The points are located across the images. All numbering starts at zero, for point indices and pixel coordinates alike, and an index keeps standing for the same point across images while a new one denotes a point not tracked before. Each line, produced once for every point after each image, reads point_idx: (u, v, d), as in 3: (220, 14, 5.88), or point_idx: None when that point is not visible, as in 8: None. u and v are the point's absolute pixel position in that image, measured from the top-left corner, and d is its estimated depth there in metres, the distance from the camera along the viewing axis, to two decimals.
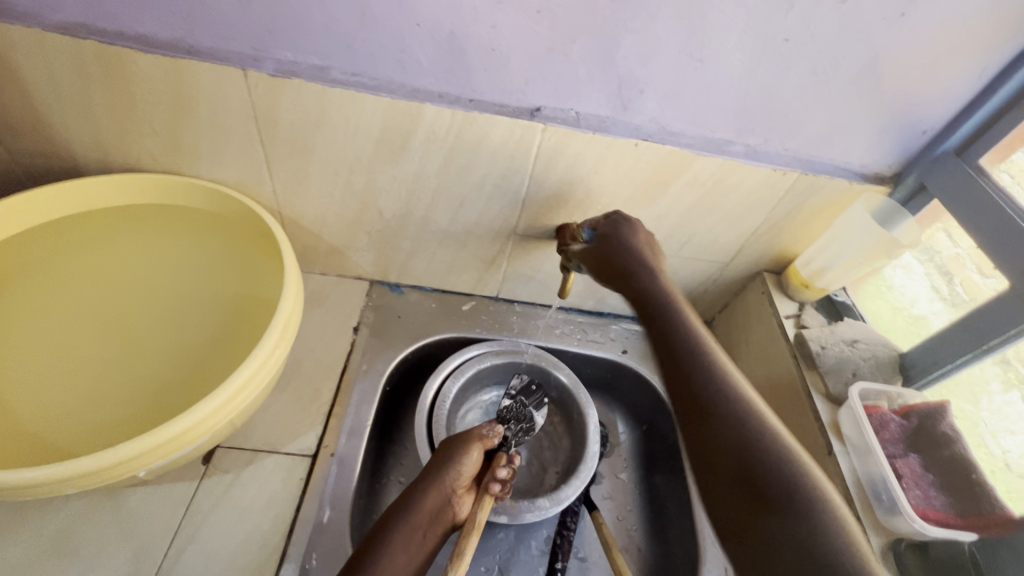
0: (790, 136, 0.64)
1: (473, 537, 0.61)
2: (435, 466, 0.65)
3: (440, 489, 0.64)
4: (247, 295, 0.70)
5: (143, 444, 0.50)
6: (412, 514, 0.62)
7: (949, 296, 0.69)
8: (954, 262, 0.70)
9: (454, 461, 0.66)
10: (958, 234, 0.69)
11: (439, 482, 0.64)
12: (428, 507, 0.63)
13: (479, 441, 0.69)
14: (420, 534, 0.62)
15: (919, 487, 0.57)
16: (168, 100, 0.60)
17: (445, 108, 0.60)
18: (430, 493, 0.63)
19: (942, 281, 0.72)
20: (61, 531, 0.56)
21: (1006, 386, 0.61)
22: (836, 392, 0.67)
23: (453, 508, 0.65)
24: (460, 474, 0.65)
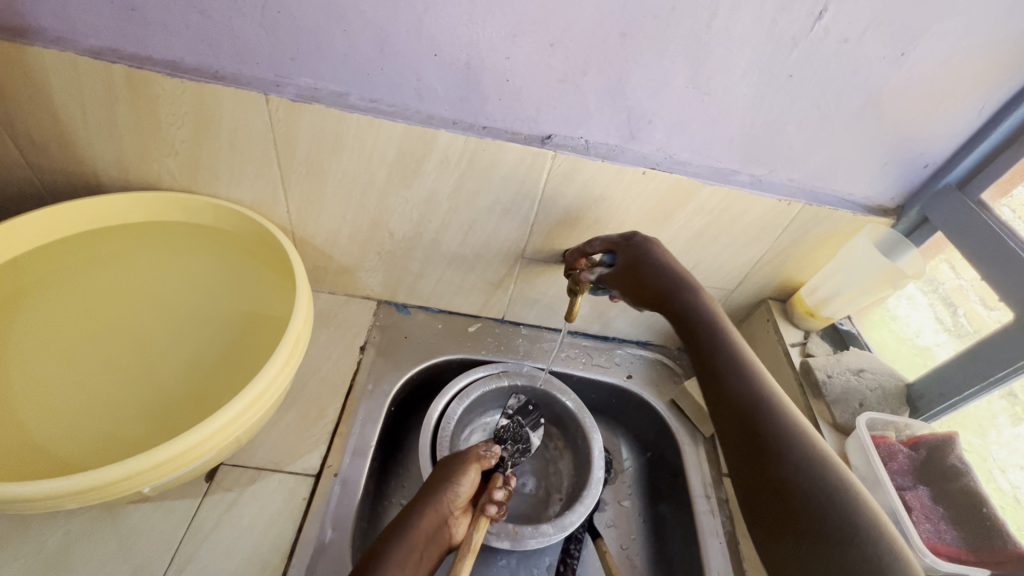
0: (795, 167, 0.66)
1: (470, 559, 0.61)
2: (433, 487, 0.65)
3: (439, 509, 0.63)
4: (257, 313, 0.70)
5: (152, 459, 0.50)
6: (409, 533, 0.60)
7: (952, 328, 0.70)
8: (957, 293, 0.70)
9: (452, 481, 0.65)
10: (962, 266, 0.68)
11: (437, 501, 0.63)
12: (425, 526, 0.62)
13: (478, 461, 0.69)
14: (417, 554, 0.59)
15: (930, 520, 0.56)
16: (191, 122, 0.62)
17: (459, 134, 0.62)
18: (429, 512, 0.62)
19: (946, 312, 0.71)
20: (61, 547, 0.55)
21: (1014, 420, 0.61)
22: (843, 422, 0.67)
23: (449, 530, 0.64)
24: (458, 494, 0.65)
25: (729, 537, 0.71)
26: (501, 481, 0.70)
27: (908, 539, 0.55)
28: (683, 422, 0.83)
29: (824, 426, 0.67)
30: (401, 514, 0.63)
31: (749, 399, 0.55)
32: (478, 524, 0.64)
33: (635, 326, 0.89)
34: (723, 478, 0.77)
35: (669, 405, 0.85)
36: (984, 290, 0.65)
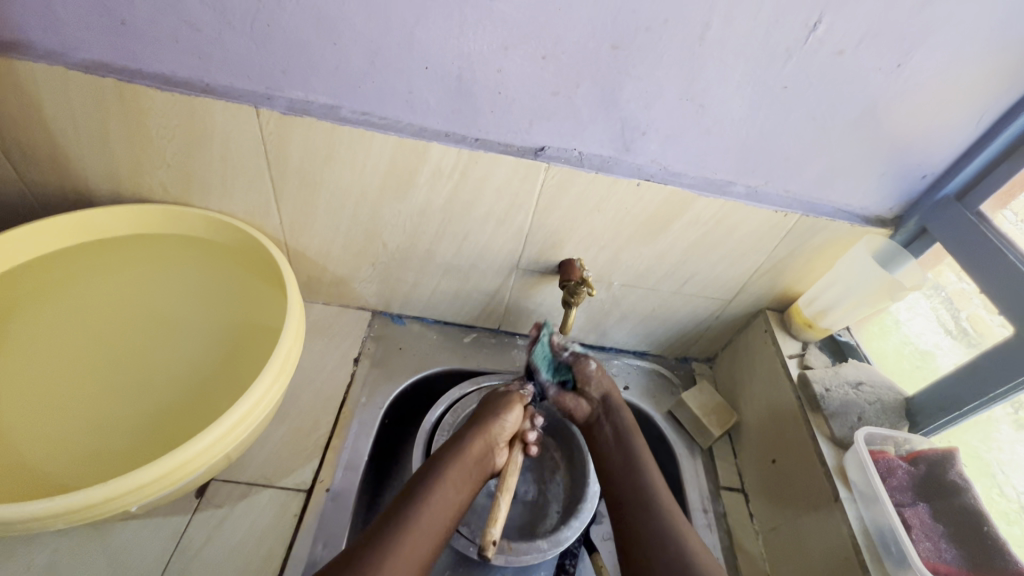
0: (791, 178, 0.65)
1: (514, 476, 0.68)
2: (482, 419, 0.69)
3: (489, 437, 0.68)
4: (249, 325, 0.70)
5: (140, 478, 0.50)
6: (462, 455, 0.65)
7: (952, 330, 0.67)
8: (959, 296, 0.67)
9: (500, 414, 0.70)
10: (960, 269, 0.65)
11: (486, 430, 0.68)
12: (476, 449, 0.66)
13: (519, 398, 0.73)
14: (467, 474, 0.64)
15: (930, 538, 0.55)
16: (182, 135, 0.62)
17: (451, 146, 0.62)
18: (479, 437, 0.67)
19: (947, 315, 0.69)
20: (49, 566, 0.55)
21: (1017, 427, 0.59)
22: (841, 436, 0.65)
23: (495, 456, 0.69)
24: (505, 425, 0.69)
25: (727, 552, 0.70)
26: (534, 420, 0.75)
27: (908, 558, 0.53)
28: (680, 433, 0.82)
29: (822, 441, 0.66)
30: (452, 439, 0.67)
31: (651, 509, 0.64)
32: (517, 451, 0.71)
33: (632, 336, 0.88)
34: (721, 491, 0.76)
35: (667, 416, 0.84)
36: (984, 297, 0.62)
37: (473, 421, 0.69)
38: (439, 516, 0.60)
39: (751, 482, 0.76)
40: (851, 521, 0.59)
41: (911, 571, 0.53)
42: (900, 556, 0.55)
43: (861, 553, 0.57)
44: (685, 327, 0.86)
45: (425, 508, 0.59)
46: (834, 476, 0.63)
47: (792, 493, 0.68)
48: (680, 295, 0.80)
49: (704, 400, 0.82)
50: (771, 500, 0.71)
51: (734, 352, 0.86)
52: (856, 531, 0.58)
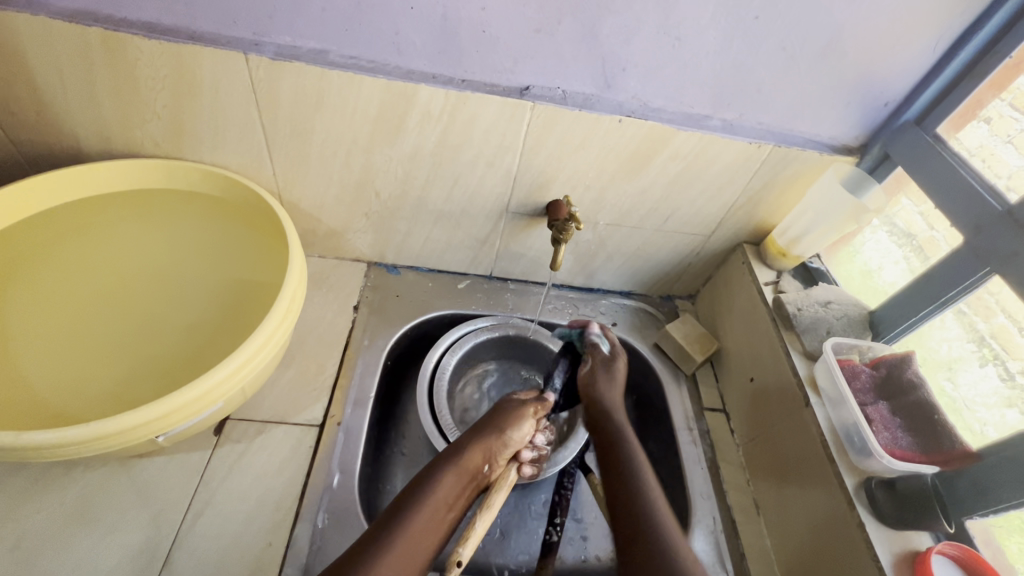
0: (764, 110, 0.69)
1: (503, 494, 0.64)
2: (486, 429, 0.68)
3: (488, 447, 0.67)
4: (251, 275, 0.72)
5: (162, 407, 0.53)
6: (459, 464, 0.64)
7: (917, 271, 0.70)
8: (930, 244, 0.69)
9: (506, 425, 0.69)
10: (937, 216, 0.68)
11: (488, 442, 0.67)
12: (473, 461, 0.65)
13: (534, 412, 0.72)
14: (460, 487, 0.63)
15: (888, 429, 0.61)
16: (172, 85, 0.63)
17: (439, 88, 0.64)
18: (478, 448, 0.66)
19: (917, 261, 0.71)
20: (83, 499, 0.58)
21: (981, 363, 0.62)
22: (812, 349, 0.71)
23: (491, 472, 0.67)
24: (509, 440, 0.68)
25: (710, 463, 0.77)
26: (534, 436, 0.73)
27: (869, 445, 0.59)
28: (666, 363, 0.88)
29: (795, 355, 0.71)
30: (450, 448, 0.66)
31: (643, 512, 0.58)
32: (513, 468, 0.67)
33: (618, 276, 0.93)
34: (704, 412, 0.83)
35: (653, 348, 0.89)
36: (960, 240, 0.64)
37: (473, 429, 0.68)
38: (431, 530, 0.58)
39: (731, 402, 0.82)
40: (820, 421, 0.65)
41: (871, 457, 0.59)
42: (861, 445, 0.61)
43: (828, 446, 0.63)
44: (668, 264, 0.91)
45: (417, 516, 0.58)
46: (805, 384, 0.68)
47: (768, 406, 0.74)
48: (662, 233, 0.84)
49: (687, 331, 0.88)
50: (749, 413, 0.77)
51: (714, 286, 0.92)
52: (824, 428, 0.64)
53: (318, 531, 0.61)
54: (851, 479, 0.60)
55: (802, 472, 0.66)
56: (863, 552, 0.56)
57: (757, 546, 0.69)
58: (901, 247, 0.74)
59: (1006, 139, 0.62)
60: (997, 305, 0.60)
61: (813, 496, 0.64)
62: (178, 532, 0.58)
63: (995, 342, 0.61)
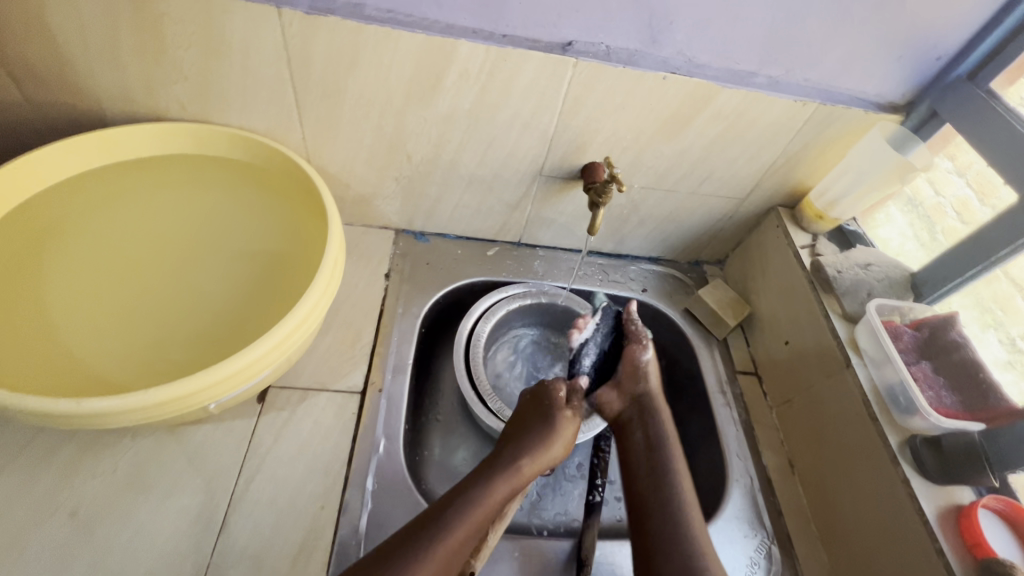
0: (811, 66, 0.67)
1: (518, 503, 0.63)
2: (541, 438, 0.64)
3: (540, 459, 0.63)
4: (286, 242, 0.70)
5: (214, 374, 0.53)
6: (512, 479, 0.61)
7: (925, 239, 0.74)
8: (936, 212, 0.74)
9: (565, 436, 0.66)
10: (947, 184, 0.73)
11: (542, 453, 0.64)
12: (530, 474, 0.63)
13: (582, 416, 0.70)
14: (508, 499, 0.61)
15: (932, 388, 0.62)
16: (200, 44, 0.60)
17: (479, 43, 0.61)
18: (541, 463, 0.63)
19: (924, 230, 0.75)
20: (134, 466, 0.58)
21: (982, 327, 0.65)
22: (852, 311, 0.71)
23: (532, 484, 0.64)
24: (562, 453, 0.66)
25: (744, 425, 0.78)
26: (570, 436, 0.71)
27: (915, 404, 0.60)
28: (697, 328, 0.88)
29: (834, 317, 0.71)
30: (504, 454, 0.63)
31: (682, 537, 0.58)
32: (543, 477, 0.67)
33: (648, 242, 0.92)
34: (737, 375, 0.83)
35: (683, 313, 0.89)
36: (966, 205, 0.70)
37: (527, 436, 0.64)
38: (471, 540, 0.56)
39: (764, 365, 0.82)
40: (862, 381, 0.65)
41: (917, 415, 0.60)
42: (906, 404, 0.61)
43: (872, 405, 0.63)
44: (699, 229, 0.90)
45: (465, 527, 0.55)
46: (846, 345, 0.69)
47: (803, 370, 0.75)
48: (697, 196, 0.83)
49: (718, 296, 0.88)
50: (784, 376, 0.78)
51: (744, 251, 0.91)
52: (866, 388, 0.64)
53: (368, 495, 0.61)
54: (896, 437, 0.61)
55: (843, 433, 0.67)
56: (907, 505, 0.58)
57: (794, 503, 0.71)
58: (907, 214, 0.79)
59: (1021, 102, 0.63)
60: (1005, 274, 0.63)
61: (854, 455, 0.65)
62: (231, 496, 0.58)
63: (997, 307, 0.64)
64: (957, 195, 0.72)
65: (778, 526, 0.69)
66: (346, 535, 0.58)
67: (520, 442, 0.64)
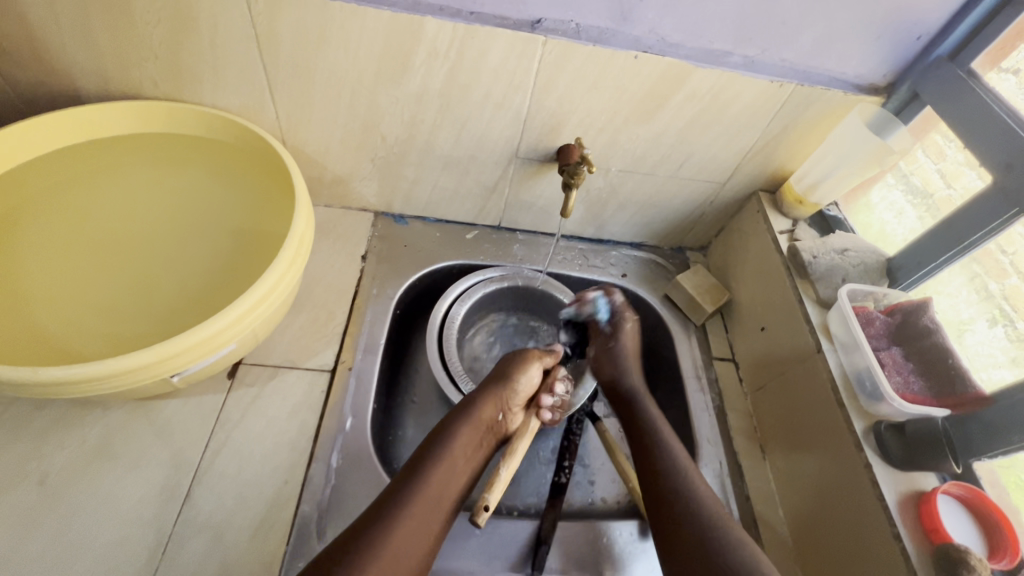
0: (788, 46, 0.65)
1: (525, 440, 0.67)
2: (496, 380, 0.69)
3: (496, 401, 0.67)
4: (260, 222, 0.71)
5: (173, 347, 0.53)
6: (475, 418, 0.65)
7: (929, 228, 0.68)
8: (943, 202, 0.67)
9: (512, 376, 0.70)
10: (958, 173, 0.66)
11: (500, 392, 0.68)
12: (486, 413, 0.66)
13: (537, 357, 0.73)
14: (477, 440, 0.64)
15: (901, 374, 0.61)
16: (168, 20, 0.60)
17: (446, 20, 0.61)
18: (490, 399, 0.67)
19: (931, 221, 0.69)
20: (103, 438, 0.60)
21: (991, 324, 0.61)
22: (826, 297, 0.70)
23: (506, 421, 0.69)
24: (518, 387, 0.70)
25: (717, 411, 0.77)
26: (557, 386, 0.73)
27: (880, 390, 0.59)
28: (676, 313, 0.87)
29: (808, 303, 0.71)
30: (464, 402, 0.67)
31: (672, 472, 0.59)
32: (531, 416, 0.69)
33: (629, 226, 0.91)
34: (713, 361, 0.83)
35: (662, 299, 0.89)
36: (975, 196, 0.63)
37: (483, 385, 0.69)
38: (455, 478, 0.60)
39: (740, 352, 0.82)
40: (831, 367, 0.65)
41: (882, 401, 0.59)
42: (872, 390, 0.61)
43: (839, 391, 0.63)
44: (680, 214, 0.89)
45: (443, 466, 0.59)
46: (818, 331, 0.68)
47: (776, 357, 0.74)
48: (675, 180, 0.82)
49: (697, 282, 0.87)
50: (758, 363, 0.78)
51: (726, 237, 0.90)
52: (835, 374, 0.64)
53: (332, 470, 0.62)
54: (861, 423, 0.61)
55: (812, 420, 0.66)
56: (868, 491, 0.57)
57: (761, 488, 0.71)
58: (915, 206, 0.72)
59: None
60: (1012, 268, 0.59)
61: (821, 445, 0.64)
62: (196, 469, 0.59)
63: (1007, 303, 0.60)
64: (968, 185, 0.65)
65: (744, 511, 0.69)
66: (308, 509, 0.59)
67: (478, 390, 0.68)
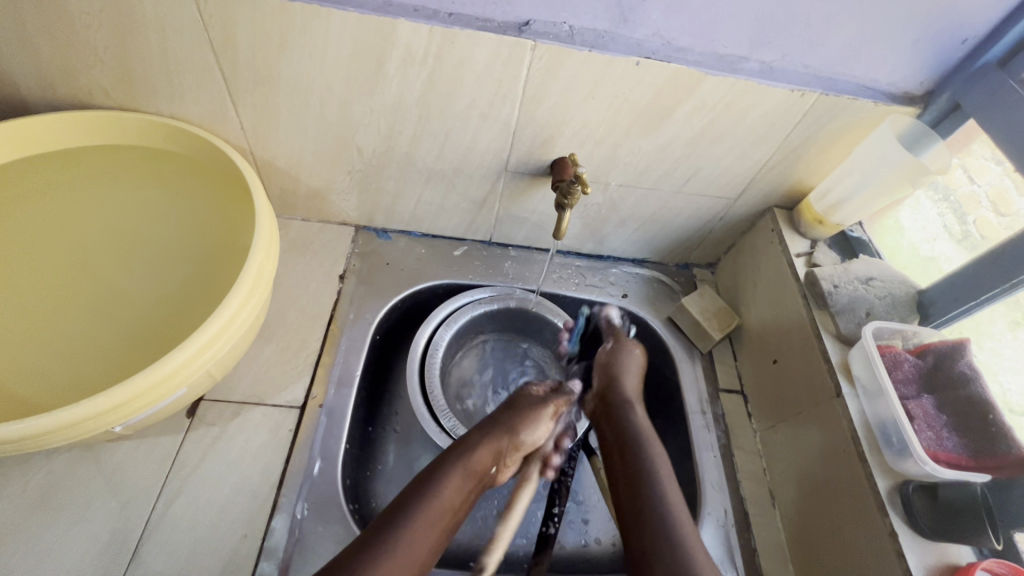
0: (812, 50, 0.57)
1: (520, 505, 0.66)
2: (501, 427, 0.62)
3: (496, 447, 0.61)
4: (223, 242, 0.65)
5: (120, 394, 0.48)
6: (467, 463, 0.58)
7: (959, 234, 0.65)
8: (969, 201, 0.65)
9: (521, 424, 0.63)
10: (979, 169, 0.63)
11: (501, 442, 0.61)
12: (481, 461, 0.59)
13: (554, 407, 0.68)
14: (465, 492, 0.57)
15: (932, 428, 0.54)
16: (110, 23, 0.53)
17: (421, 23, 0.54)
18: (490, 447, 0.60)
19: (954, 221, 0.66)
20: (46, 486, 0.55)
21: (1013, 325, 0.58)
22: (847, 332, 0.63)
23: (497, 472, 0.62)
24: (521, 443, 0.63)
25: (724, 450, 0.71)
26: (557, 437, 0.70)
27: (909, 447, 0.52)
28: (680, 338, 0.80)
29: (827, 338, 0.63)
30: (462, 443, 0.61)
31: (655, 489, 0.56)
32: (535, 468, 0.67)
33: (631, 243, 0.84)
34: (719, 393, 0.76)
35: (666, 322, 0.82)
36: (1003, 195, 0.60)
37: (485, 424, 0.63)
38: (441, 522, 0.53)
39: (750, 383, 0.75)
40: (852, 415, 0.58)
41: (911, 460, 0.52)
42: (900, 446, 0.54)
43: (861, 444, 0.56)
44: (686, 231, 0.81)
45: (427, 511, 0.53)
46: (837, 371, 0.61)
47: (789, 392, 0.67)
48: (682, 195, 0.74)
49: (704, 306, 0.80)
50: (770, 398, 0.71)
51: (737, 255, 0.82)
52: (856, 424, 0.57)
53: (297, 522, 0.57)
54: (885, 482, 0.54)
55: (818, 467, 0.61)
56: (885, 550, 0.51)
57: (770, 540, 0.65)
58: (936, 204, 0.68)
59: None
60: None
61: (843, 505, 0.57)
62: (147, 522, 0.54)
63: None
64: (993, 183, 0.62)
65: (750, 566, 0.63)
66: (268, 567, 0.54)
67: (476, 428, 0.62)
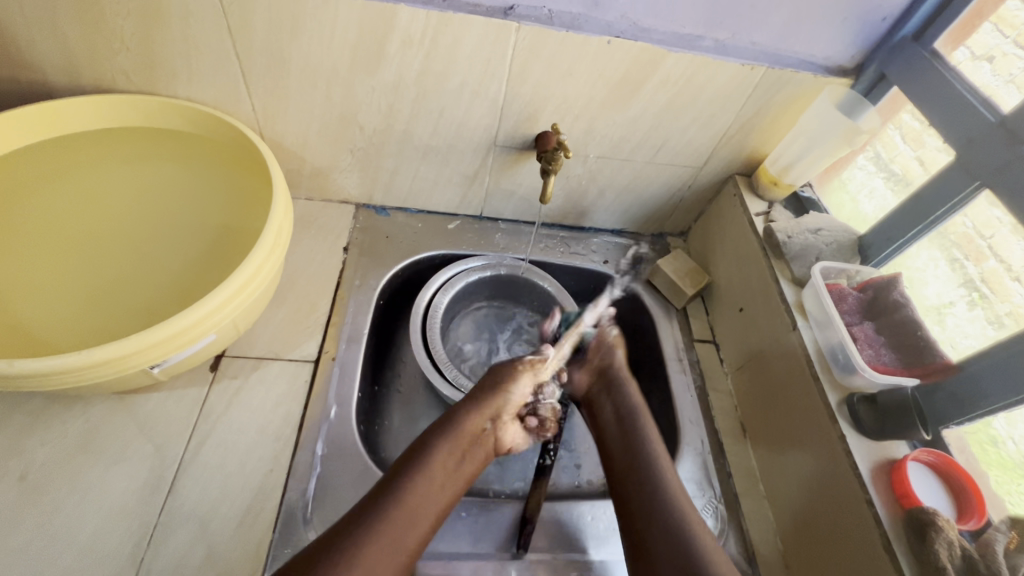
0: (757, 28, 0.66)
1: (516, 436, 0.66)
2: (488, 389, 0.65)
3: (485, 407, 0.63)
4: (238, 214, 0.71)
5: (159, 333, 0.54)
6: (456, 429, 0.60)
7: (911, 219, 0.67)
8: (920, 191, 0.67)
9: (505, 385, 0.66)
10: (932, 156, 0.67)
11: (490, 400, 0.64)
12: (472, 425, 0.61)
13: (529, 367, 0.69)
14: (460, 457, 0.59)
15: (872, 347, 0.63)
16: (138, 11, 0.59)
17: (419, 8, 0.61)
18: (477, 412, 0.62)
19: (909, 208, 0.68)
20: (84, 433, 0.60)
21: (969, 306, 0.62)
22: (801, 276, 0.72)
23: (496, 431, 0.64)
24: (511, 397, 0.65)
25: (699, 391, 0.79)
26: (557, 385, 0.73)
27: (853, 362, 0.61)
28: (657, 297, 0.88)
29: (784, 282, 0.72)
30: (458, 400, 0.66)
31: (645, 463, 0.61)
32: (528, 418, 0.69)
33: (610, 213, 0.92)
34: (694, 343, 0.84)
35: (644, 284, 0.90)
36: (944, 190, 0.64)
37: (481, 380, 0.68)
38: (434, 465, 0.56)
39: (720, 332, 0.83)
40: (807, 343, 0.66)
41: (856, 373, 0.61)
42: (846, 363, 0.62)
43: (814, 365, 0.64)
44: (659, 200, 0.90)
45: (420, 472, 0.55)
46: (793, 309, 0.69)
47: (787, 400, 0.68)
48: (653, 165, 0.83)
49: (678, 266, 0.88)
50: (737, 341, 0.79)
51: (706, 221, 0.91)
52: (810, 349, 0.65)
53: (319, 458, 0.63)
54: (834, 395, 0.62)
55: (813, 455, 0.63)
56: (872, 533, 0.54)
57: (742, 464, 0.72)
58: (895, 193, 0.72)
59: (1007, 79, 0.59)
60: (990, 250, 0.59)
61: (807, 431, 0.64)
62: (181, 461, 0.59)
63: (984, 286, 0.60)
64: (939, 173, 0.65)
65: (726, 488, 0.70)
66: (294, 496, 0.59)
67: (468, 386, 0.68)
